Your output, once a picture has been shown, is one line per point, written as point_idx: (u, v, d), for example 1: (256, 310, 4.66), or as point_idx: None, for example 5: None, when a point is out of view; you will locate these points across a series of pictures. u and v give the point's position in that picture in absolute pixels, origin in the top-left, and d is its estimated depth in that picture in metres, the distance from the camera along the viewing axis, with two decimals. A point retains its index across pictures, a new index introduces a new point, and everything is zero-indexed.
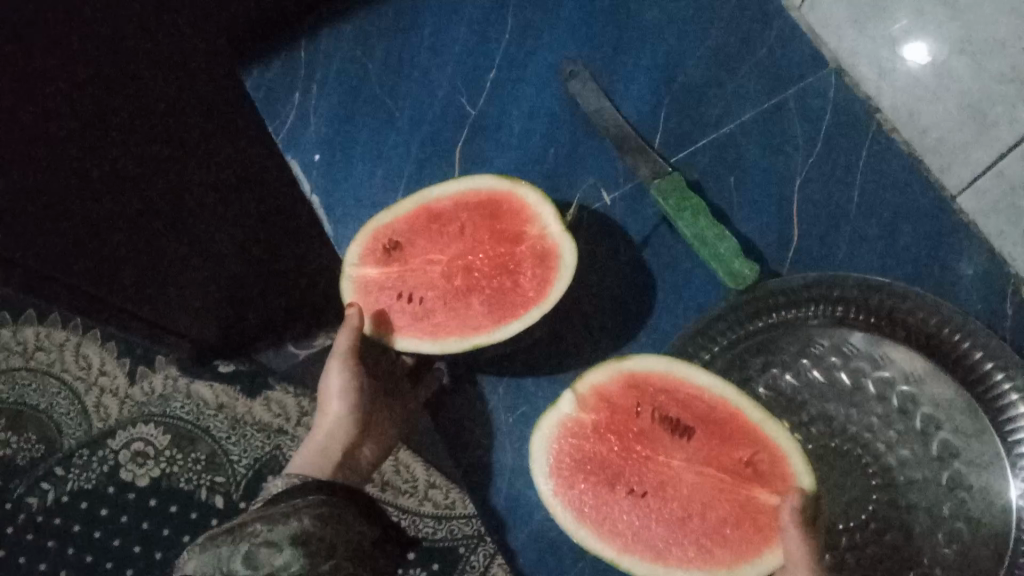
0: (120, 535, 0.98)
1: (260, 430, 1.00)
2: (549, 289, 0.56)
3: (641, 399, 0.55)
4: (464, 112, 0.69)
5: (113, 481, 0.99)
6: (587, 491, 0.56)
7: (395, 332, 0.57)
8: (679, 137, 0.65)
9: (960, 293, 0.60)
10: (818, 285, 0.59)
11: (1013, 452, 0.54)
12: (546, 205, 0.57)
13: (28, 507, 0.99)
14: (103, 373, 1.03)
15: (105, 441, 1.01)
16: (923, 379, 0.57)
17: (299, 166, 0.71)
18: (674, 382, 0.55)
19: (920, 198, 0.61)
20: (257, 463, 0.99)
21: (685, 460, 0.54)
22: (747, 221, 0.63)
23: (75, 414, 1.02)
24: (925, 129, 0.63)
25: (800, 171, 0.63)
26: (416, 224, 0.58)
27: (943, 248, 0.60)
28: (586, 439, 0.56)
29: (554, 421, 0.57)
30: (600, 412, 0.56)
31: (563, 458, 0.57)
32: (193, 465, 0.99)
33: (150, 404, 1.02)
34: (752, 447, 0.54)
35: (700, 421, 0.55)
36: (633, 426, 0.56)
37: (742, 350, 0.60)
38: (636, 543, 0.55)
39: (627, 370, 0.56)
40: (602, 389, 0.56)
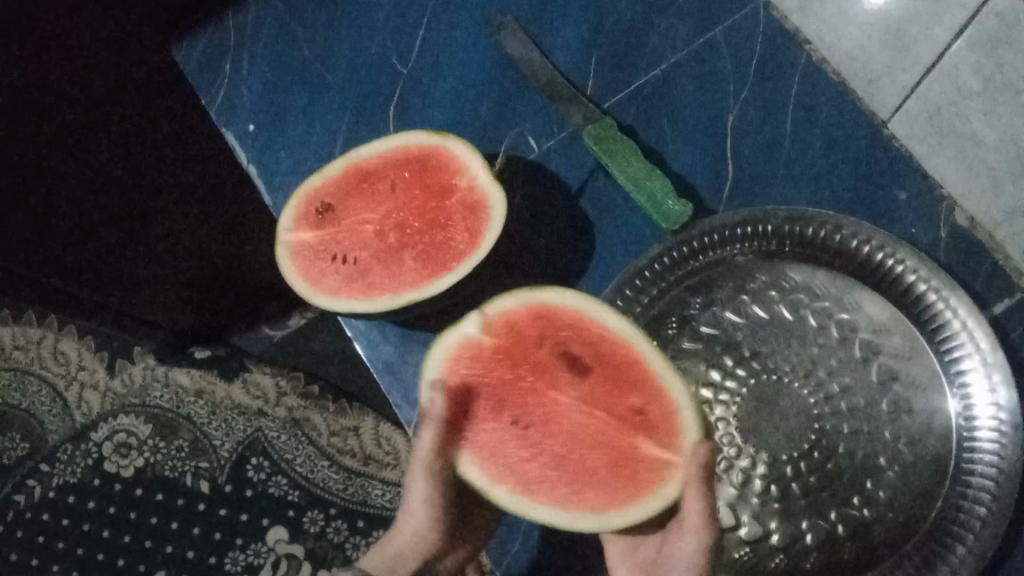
0: (109, 526, 0.93)
1: (240, 412, 0.95)
2: (479, 239, 0.56)
3: (549, 330, 0.53)
4: (397, 72, 0.68)
5: (97, 473, 0.95)
6: (473, 414, 0.53)
7: (331, 295, 0.57)
8: (610, 83, 0.65)
9: (895, 218, 0.59)
10: (754, 221, 0.59)
11: (952, 371, 0.55)
12: (474, 156, 0.57)
13: (15, 505, 0.96)
14: (82, 367, 1.01)
15: (88, 435, 0.98)
16: (861, 305, 0.58)
17: (235, 136, 0.71)
18: (583, 318, 0.53)
19: (853, 127, 0.61)
20: (240, 446, 0.93)
21: (578, 401, 0.52)
22: (682, 162, 0.63)
23: (58, 410, 1.00)
24: (852, 55, 0.63)
25: (733, 108, 0.63)
26: (346, 185, 0.59)
27: (879, 175, 0.60)
28: (481, 362, 0.54)
29: (454, 341, 0.54)
30: (502, 337, 0.54)
31: (454, 380, 0.54)
32: (176, 453, 0.94)
33: (131, 394, 0.98)
34: (647, 397, 0.52)
35: (601, 363, 0.52)
36: (533, 356, 0.53)
37: (682, 291, 0.61)
38: (509, 474, 0.52)
39: (541, 301, 0.54)
40: (509, 314, 0.54)
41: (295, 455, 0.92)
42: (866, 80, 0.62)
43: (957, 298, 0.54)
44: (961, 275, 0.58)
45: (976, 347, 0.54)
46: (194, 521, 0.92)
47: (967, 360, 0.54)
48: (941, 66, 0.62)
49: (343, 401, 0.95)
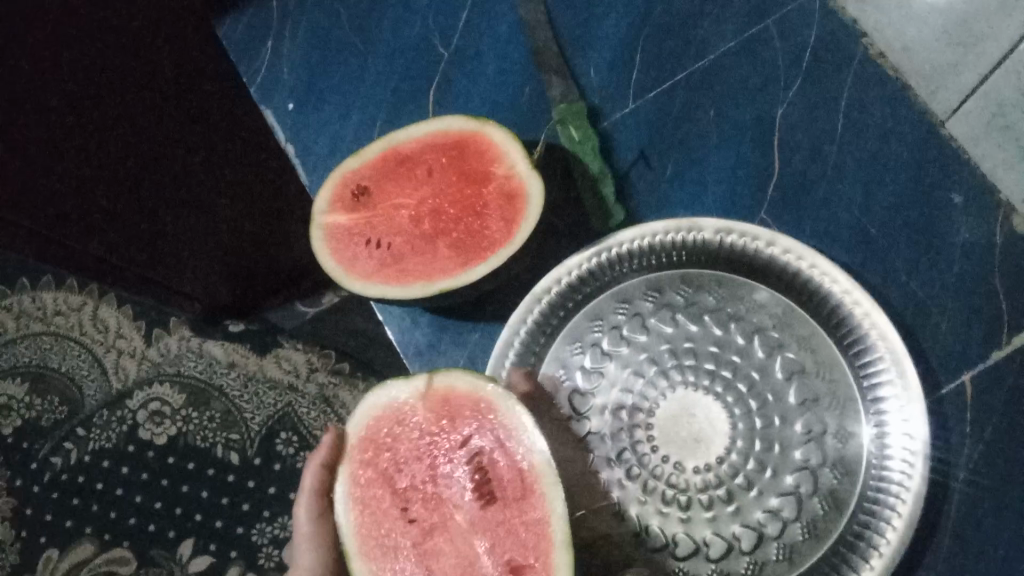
0: (142, 491, 0.96)
1: (272, 387, 0.96)
2: (515, 229, 0.54)
3: (480, 434, 0.54)
4: (437, 55, 0.67)
5: (131, 440, 0.98)
6: (381, 468, 0.55)
7: (363, 279, 0.56)
8: (654, 73, 0.63)
9: (948, 223, 0.57)
10: (686, 229, 0.59)
11: (869, 396, 0.54)
12: (513, 143, 0.56)
13: (52, 467, 0.99)
14: (121, 335, 1.03)
15: (124, 401, 1.00)
16: (790, 324, 0.57)
17: (275, 112, 0.72)
18: (512, 441, 0.53)
19: (909, 126, 0.58)
20: (270, 419, 0.95)
21: (469, 517, 0.52)
22: (726, 157, 0.62)
23: (95, 374, 1.02)
24: (909, 49, 0.58)
25: (781, 103, 0.61)
26: (384, 168, 0.58)
27: (934, 177, 0.58)
28: (407, 426, 0.55)
29: (388, 398, 0.56)
30: (435, 414, 0.55)
31: (373, 436, 0.56)
32: (207, 423, 0.97)
33: (166, 363, 1.00)
34: (535, 555, 0.51)
35: (510, 497, 0.52)
36: (455, 446, 0.54)
37: (608, 297, 0.60)
38: (378, 554, 0.54)
39: (483, 397, 0.54)
40: (452, 394, 0.55)
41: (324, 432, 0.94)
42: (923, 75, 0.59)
43: (877, 319, 0.53)
44: (1017, 286, 0.55)
45: (894, 377, 0.53)
46: (224, 492, 0.94)
47: (887, 386, 0.53)
48: (1008, 62, 0.54)
49: (372, 380, 0.94)
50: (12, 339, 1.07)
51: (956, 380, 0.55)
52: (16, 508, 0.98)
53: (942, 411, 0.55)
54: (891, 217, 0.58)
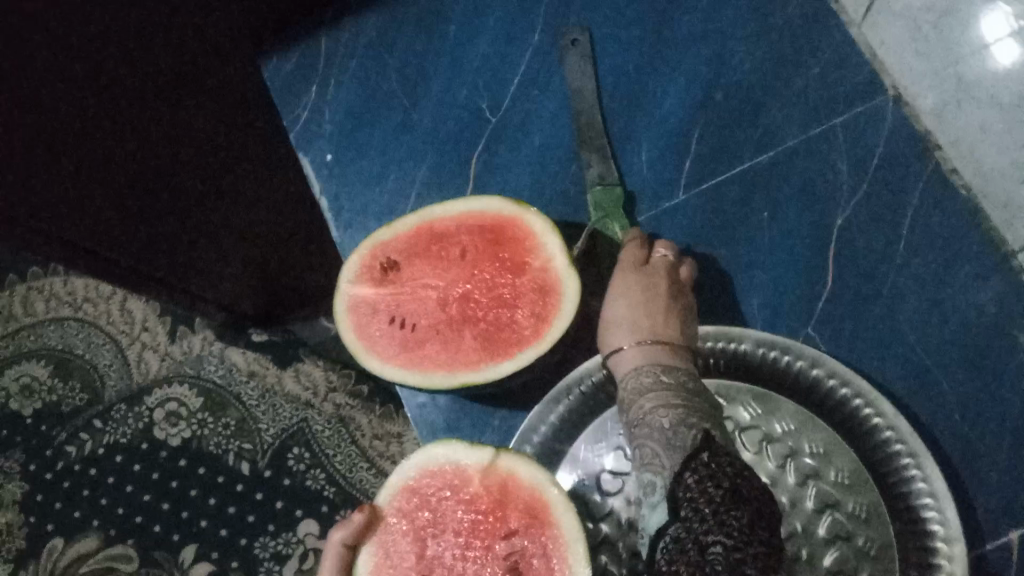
0: (151, 491, 0.93)
1: (290, 400, 0.94)
2: (546, 328, 0.52)
3: (528, 535, 0.50)
4: (485, 117, 0.65)
5: (146, 437, 0.95)
6: (414, 528, 0.52)
7: (382, 360, 0.54)
8: (709, 163, 0.61)
9: (1009, 362, 0.53)
10: (724, 338, 0.56)
11: (912, 545, 0.50)
12: (552, 235, 0.53)
13: (66, 456, 0.96)
14: (146, 329, 1.01)
15: (142, 398, 0.97)
16: (827, 455, 0.53)
17: (311, 163, 0.69)
18: (558, 558, 0.49)
19: (977, 252, 0.55)
20: (285, 433, 0.93)
21: None
22: (777, 255, 0.58)
23: (118, 364, 1.00)
24: (984, 177, 0.54)
25: (841, 211, 0.58)
26: (416, 244, 0.55)
27: (997, 306, 0.54)
28: (455, 493, 0.52)
29: (449, 462, 0.52)
30: (489, 493, 0.51)
31: (416, 496, 0.52)
32: (222, 429, 0.94)
33: (187, 363, 0.99)
34: None
35: None
36: (496, 535, 0.50)
37: None
38: None
39: (543, 498, 0.50)
40: (515, 480, 0.51)
41: (336, 452, 0.91)
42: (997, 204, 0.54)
43: (929, 466, 0.50)
44: None
45: (932, 527, 0.49)
46: (232, 502, 0.91)
47: (932, 538, 0.49)
48: None
49: (389, 406, 0.93)
50: (39, 322, 1.04)
51: (1009, 530, 0.51)
52: (27, 492, 0.95)
53: (993, 561, 0.51)
54: (949, 348, 0.54)
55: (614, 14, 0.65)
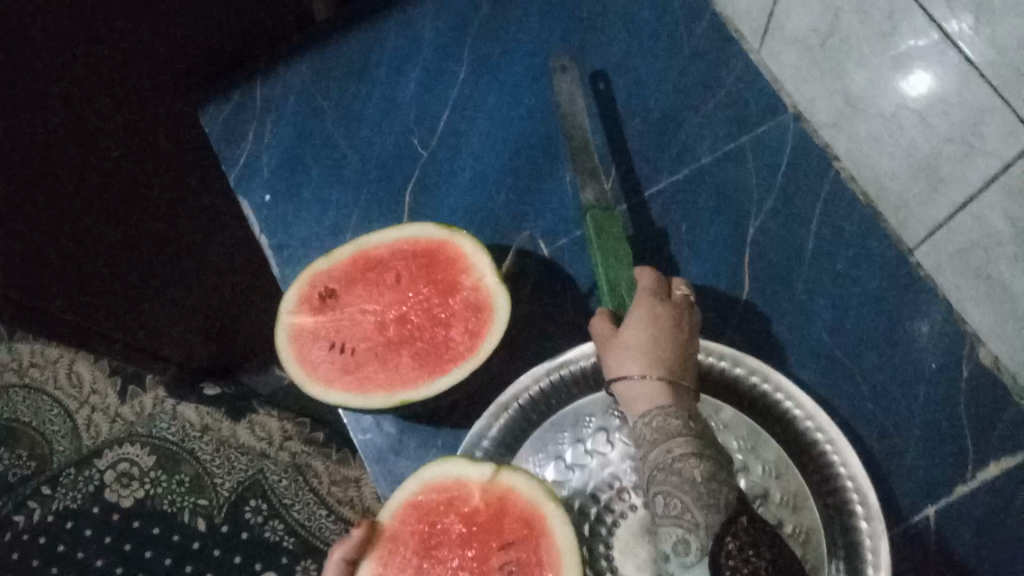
0: (103, 556, 0.91)
1: (245, 452, 0.94)
2: (479, 341, 0.54)
3: (524, 548, 0.51)
4: (417, 153, 0.68)
5: (96, 501, 0.94)
6: (413, 542, 0.52)
7: (324, 385, 0.55)
8: (630, 183, 0.64)
9: (914, 351, 0.57)
10: None
11: (838, 525, 0.53)
12: (482, 255, 0.56)
13: (14, 526, 0.94)
14: (95, 391, 1.03)
15: (92, 461, 0.97)
16: (756, 446, 0.55)
17: (251, 206, 0.70)
18: (552, 572, 0.50)
19: (880, 251, 0.59)
20: (241, 486, 0.93)
21: None
22: (698, 266, 0.62)
23: (67, 431, 1.01)
24: (882, 182, 0.58)
25: (752, 222, 0.62)
26: (353, 272, 0.58)
27: (900, 300, 0.58)
28: (455, 507, 0.52)
29: (452, 478, 0.53)
30: (488, 508, 0.52)
31: (415, 513, 0.53)
32: (176, 487, 0.93)
33: (138, 423, 0.99)
34: None
35: None
36: (493, 547, 0.51)
37: (567, 410, 0.59)
38: None
39: (541, 513, 0.51)
40: (514, 494, 0.52)
41: (294, 501, 0.91)
42: (893, 204, 0.58)
43: (842, 448, 0.54)
44: (979, 420, 0.55)
45: (857, 509, 0.53)
46: (189, 559, 0.90)
47: (854, 516, 0.52)
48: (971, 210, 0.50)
49: (346, 450, 0.94)
50: None
51: (925, 509, 0.54)
52: None
53: (915, 540, 0.54)
54: (860, 343, 0.58)
55: (533, 53, 0.69)
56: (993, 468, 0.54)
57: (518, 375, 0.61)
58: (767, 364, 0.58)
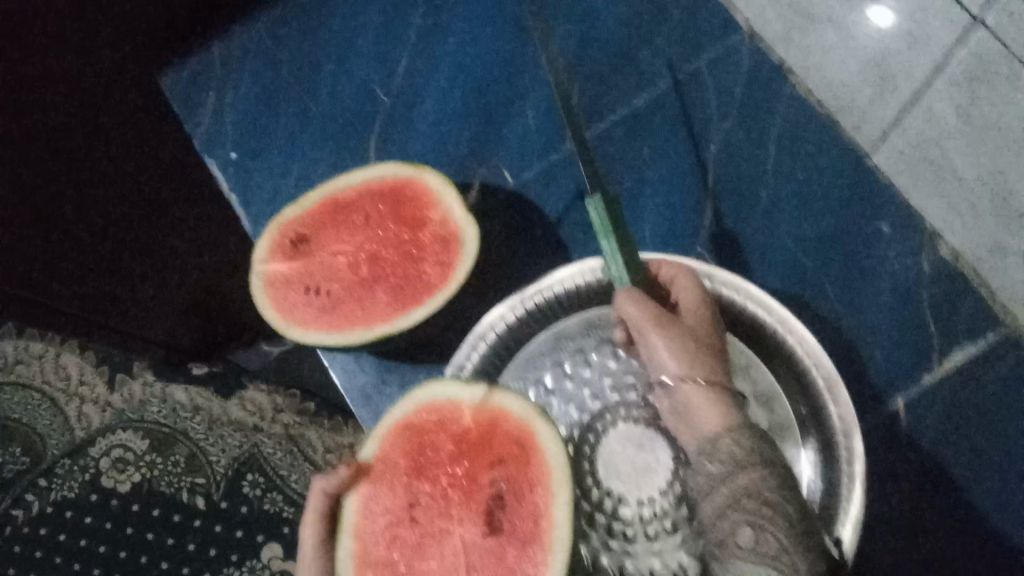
0: (108, 543, 0.88)
1: (237, 429, 0.88)
2: (451, 272, 0.55)
3: (515, 466, 0.50)
4: (379, 99, 0.68)
5: (95, 489, 0.90)
6: (403, 465, 0.51)
7: (303, 327, 0.56)
8: (592, 111, 0.64)
9: (877, 251, 0.58)
10: None
11: (808, 420, 0.55)
12: (448, 188, 0.57)
13: (14, 520, 0.91)
14: (84, 381, 0.95)
15: (87, 450, 0.92)
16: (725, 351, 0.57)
17: (219, 167, 0.72)
18: (541, 488, 0.49)
19: (840, 159, 0.59)
20: (237, 462, 0.87)
21: (468, 543, 0.49)
22: (664, 186, 0.62)
23: (59, 422, 0.94)
24: (835, 87, 0.59)
25: (714, 139, 0.62)
26: (322, 216, 0.58)
27: (863, 204, 0.59)
28: (446, 428, 0.52)
29: (443, 400, 0.52)
30: (478, 428, 0.51)
31: (403, 435, 0.52)
32: (172, 468, 0.88)
33: (129, 408, 0.92)
34: None
35: (520, 537, 0.48)
36: (483, 465, 0.50)
37: (546, 338, 0.61)
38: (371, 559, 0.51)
39: (531, 432, 0.50)
40: (505, 413, 0.51)
41: (292, 472, 0.86)
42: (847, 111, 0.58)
43: (809, 349, 0.56)
44: (942, 310, 0.57)
45: (828, 404, 0.54)
46: (189, 537, 0.87)
47: (826, 411, 0.54)
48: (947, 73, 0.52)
49: None
50: None
51: (894, 400, 0.57)
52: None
53: (885, 428, 0.56)
54: (825, 248, 0.59)
55: None
56: (956, 355, 0.56)
57: (496, 307, 0.62)
58: (738, 275, 0.59)
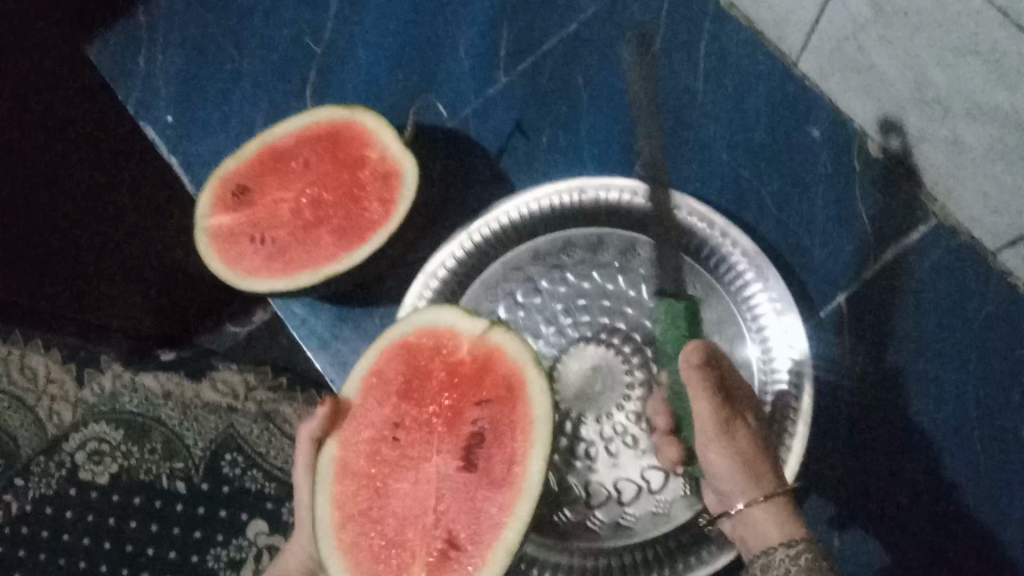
0: (90, 533, 0.81)
1: (210, 410, 0.82)
2: (393, 208, 0.55)
3: (500, 408, 0.49)
4: (311, 50, 0.68)
5: (73, 482, 0.82)
6: (396, 382, 0.51)
7: (252, 276, 0.57)
8: (522, 44, 0.64)
9: (810, 156, 0.60)
10: (567, 192, 0.60)
11: (754, 324, 0.56)
12: (383, 126, 0.57)
13: None
14: (52, 379, 0.85)
15: (59, 446, 0.84)
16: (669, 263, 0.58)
17: (154, 129, 0.71)
18: (520, 437, 0.48)
19: (766, 70, 0.61)
20: (216, 445, 0.81)
21: (442, 473, 0.49)
22: (600, 111, 0.63)
23: (29, 423, 0.85)
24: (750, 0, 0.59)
25: (645, 60, 0.63)
26: (261, 166, 0.58)
27: (794, 111, 0.60)
28: (440, 355, 0.51)
29: (442, 327, 0.51)
30: (473, 362, 0.50)
31: (396, 356, 0.51)
32: (149, 456, 0.82)
33: (102, 403, 0.84)
34: (468, 533, 0.48)
35: (491, 476, 0.48)
36: (469, 402, 0.50)
37: (497, 268, 0.61)
38: (348, 469, 0.51)
39: (522, 374, 0.49)
40: (503, 351, 0.50)
41: (269, 448, 0.80)
42: (770, 21, 0.59)
43: (749, 255, 0.56)
44: (875, 209, 0.58)
45: (771, 306, 0.56)
46: (173, 522, 0.80)
47: (768, 313, 0.56)
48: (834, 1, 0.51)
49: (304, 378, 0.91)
50: None
51: (835, 299, 0.58)
52: None
53: (829, 325, 0.58)
54: (759, 157, 0.60)
55: None
56: (892, 250, 0.58)
57: (444, 244, 0.62)
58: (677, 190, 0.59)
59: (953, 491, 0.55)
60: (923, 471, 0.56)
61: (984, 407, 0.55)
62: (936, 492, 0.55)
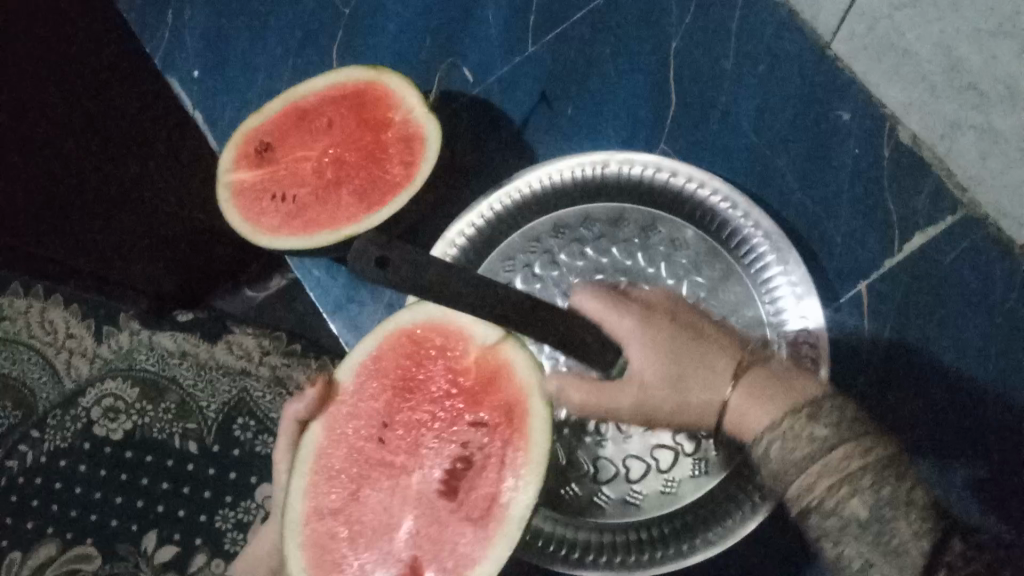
0: (102, 488, 0.80)
1: (225, 372, 0.82)
2: (415, 169, 0.55)
3: (495, 433, 0.48)
4: (338, 11, 0.68)
5: (88, 438, 0.82)
6: (394, 376, 0.50)
7: (270, 232, 0.57)
8: (551, 13, 0.64)
9: (839, 139, 0.58)
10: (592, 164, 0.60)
11: (772, 306, 0.56)
12: (409, 88, 0.57)
13: (8, 471, 0.82)
14: (70, 335, 0.86)
15: (76, 401, 0.84)
16: (689, 240, 0.58)
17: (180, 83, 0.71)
18: (510, 471, 0.47)
19: (798, 50, 0.59)
20: (227, 407, 0.81)
21: (423, 491, 0.48)
22: (625, 85, 0.63)
23: (47, 376, 0.86)
24: None
25: (675, 36, 0.62)
26: (286, 123, 0.59)
27: (825, 93, 0.59)
28: (447, 358, 0.50)
29: (450, 329, 0.50)
30: (475, 376, 0.49)
31: (399, 351, 0.51)
32: (163, 414, 0.81)
33: (118, 359, 0.84)
34: (435, 559, 0.47)
35: (467, 509, 0.47)
36: (466, 419, 0.48)
37: (516, 238, 0.60)
38: (329, 458, 0.50)
39: (524, 403, 0.47)
40: (511, 368, 0.48)
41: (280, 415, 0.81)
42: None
43: (768, 239, 0.56)
44: (901, 195, 0.57)
45: (791, 288, 0.55)
46: (185, 481, 0.79)
47: (787, 295, 0.55)
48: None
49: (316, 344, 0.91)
50: None
51: (856, 285, 0.57)
52: None
53: (850, 310, 0.57)
54: (786, 138, 0.60)
55: None
56: (915, 241, 0.57)
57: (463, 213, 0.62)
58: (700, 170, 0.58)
59: (965, 485, 0.54)
60: (937, 463, 0.55)
61: (1000, 403, 0.55)
62: (951, 485, 0.54)
